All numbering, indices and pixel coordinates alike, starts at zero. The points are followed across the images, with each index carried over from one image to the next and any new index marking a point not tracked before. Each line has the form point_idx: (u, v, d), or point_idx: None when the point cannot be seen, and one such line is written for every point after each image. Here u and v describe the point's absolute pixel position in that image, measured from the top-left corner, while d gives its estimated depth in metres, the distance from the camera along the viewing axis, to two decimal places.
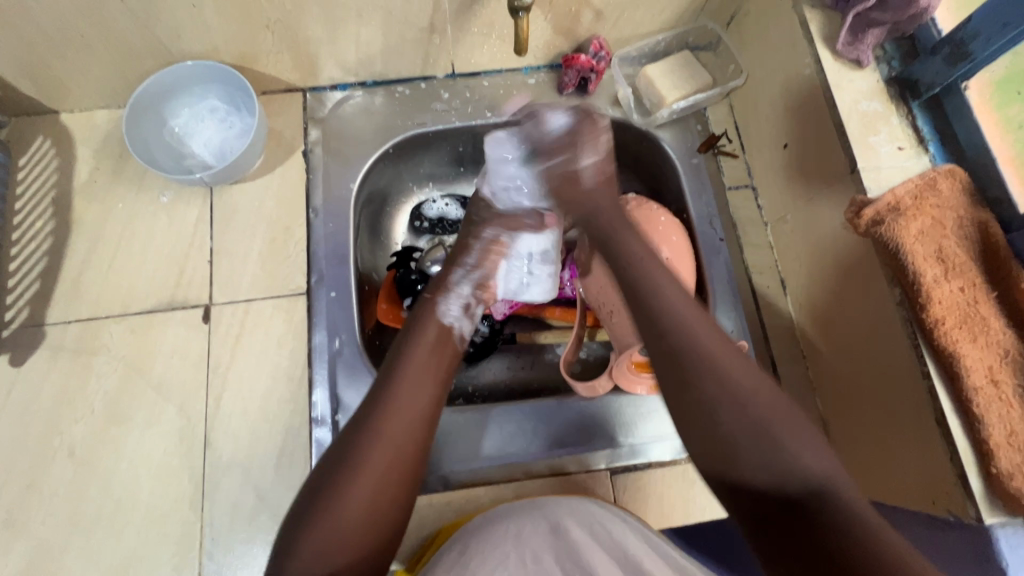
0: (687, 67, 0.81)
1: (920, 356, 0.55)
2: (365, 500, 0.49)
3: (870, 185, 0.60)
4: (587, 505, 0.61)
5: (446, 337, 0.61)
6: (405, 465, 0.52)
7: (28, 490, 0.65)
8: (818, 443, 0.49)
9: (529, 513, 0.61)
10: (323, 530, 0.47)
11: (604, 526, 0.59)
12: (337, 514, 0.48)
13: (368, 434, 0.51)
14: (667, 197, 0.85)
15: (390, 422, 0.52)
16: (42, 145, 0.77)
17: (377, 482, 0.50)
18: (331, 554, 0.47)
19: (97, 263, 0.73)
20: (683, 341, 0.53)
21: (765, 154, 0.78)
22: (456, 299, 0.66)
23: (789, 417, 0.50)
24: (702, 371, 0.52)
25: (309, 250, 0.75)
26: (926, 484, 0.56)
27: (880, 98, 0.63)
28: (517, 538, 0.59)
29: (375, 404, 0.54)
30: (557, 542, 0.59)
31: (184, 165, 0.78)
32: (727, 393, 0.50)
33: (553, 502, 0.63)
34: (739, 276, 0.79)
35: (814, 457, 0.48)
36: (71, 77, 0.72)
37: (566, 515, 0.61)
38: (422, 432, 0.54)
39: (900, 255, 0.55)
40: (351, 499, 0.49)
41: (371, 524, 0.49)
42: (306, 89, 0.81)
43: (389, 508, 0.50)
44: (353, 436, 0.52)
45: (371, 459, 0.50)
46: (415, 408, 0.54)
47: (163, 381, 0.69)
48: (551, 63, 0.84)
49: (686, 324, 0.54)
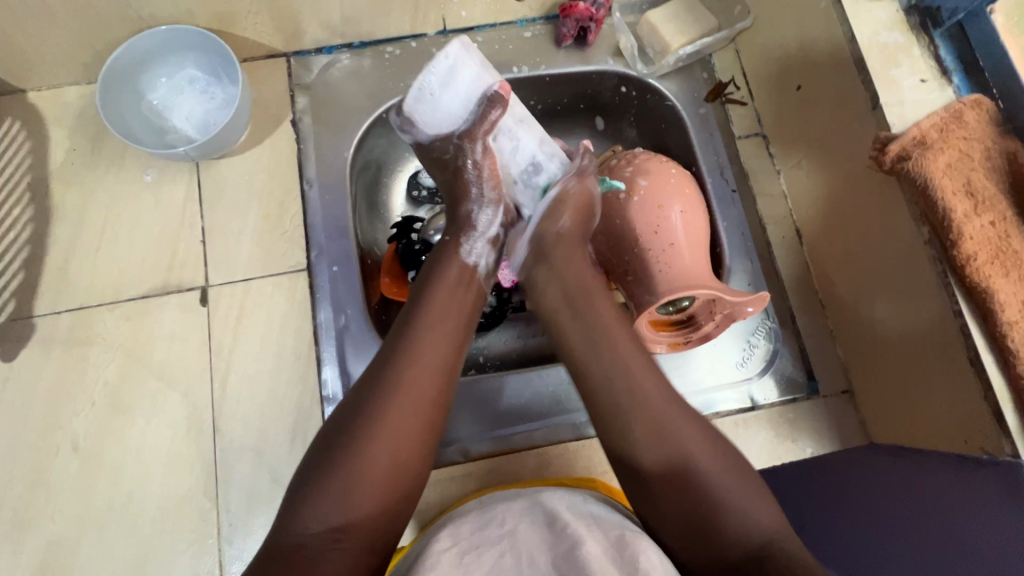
0: (691, 10, 0.77)
1: (951, 294, 0.54)
2: (384, 453, 0.48)
3: (893, 121, 0.57)
4: (588, 501, 0.53)
5: (468, 278, 0.60)
6: (425, 418, 0.50)
7: (33, 487, 0.63)
8: (764, 501, 0.49)
9: (525, 507, 0.52)
10: (340, 481, 0.46)
11: (601, 521, 0.50)
12: (356, 464, 0.47)
13: (385, 387, 0.50)
14: (674, 151, 0.81)
15: (410, 371, 0.51)
16: (11, 127, 0.72)
17: (397, 435, 0.49)
18: (347, 506, 0.46)
19: (83, 249, 0.70)
20: (631, 412, 0.54)
21: (776, 99, 0.75)
22: (481, 238, 0.63)
23: (737, 478, 0.50)
24: (630, 413, 0.54)
25: (306, 224, 0.71)
26: (959, 423, 0.55)
27: (900, 29, 0.60)
28: (510, 533, 0.48)
29: (391, 354, 0.52)
30: (552, 534, 0.47)
31: (166, 139, 0.73)
32: (655, 439, 0.52)
33: (551, 494, 0.54)
34: (754, 228, 0.76)
35: (763, 514, 0.48)
36: (34, 50, 0.67)
37: (564, 508, 0.51)
38: (439, 386, 0.52)
39: (927, 191, 0.53)
40: (372, 450, 0.47)
41: (391, 478, 0.48)
42: (289, 54, 0.76)
43: (408, 461, 0.49)
44: (370, 388, 0.50)
45: (388, 411, 0.49)
46: (432, 361, 0.52)
47: (164, 368, 0.66)
48: (547, 15, 0.79)
49: (623, 371, 0.56)
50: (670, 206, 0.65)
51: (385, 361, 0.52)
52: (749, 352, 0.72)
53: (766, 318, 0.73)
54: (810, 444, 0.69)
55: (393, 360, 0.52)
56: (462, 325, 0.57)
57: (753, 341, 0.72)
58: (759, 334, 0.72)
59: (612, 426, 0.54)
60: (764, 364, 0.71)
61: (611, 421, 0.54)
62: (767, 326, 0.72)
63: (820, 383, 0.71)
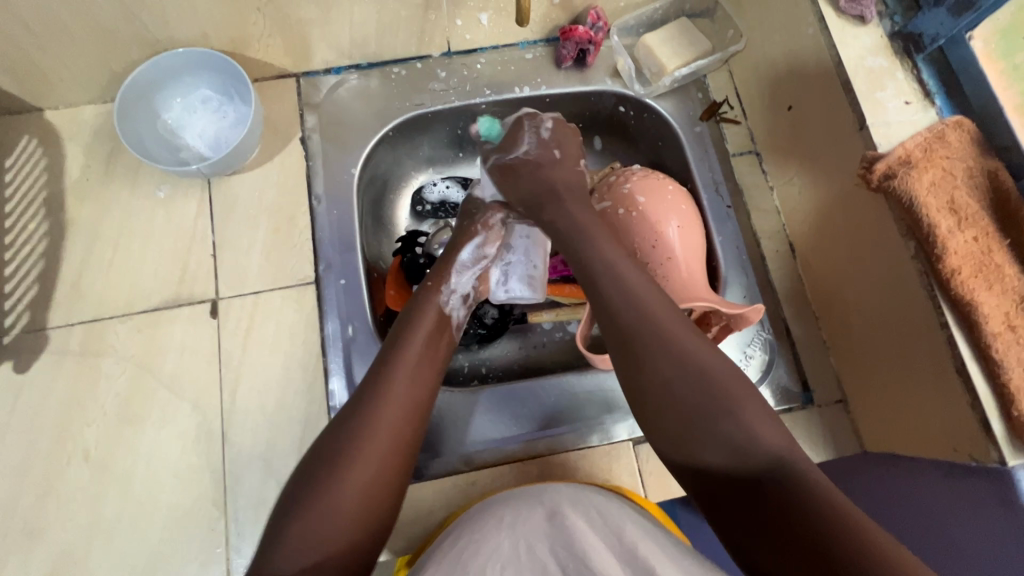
0: (686, 33, 0.80)
1: (938, 306, 0.56)
2: (355, 494, 0.49)
3: (880, 141, 0.60)
4: (584, 492, 0.57)
5: (443, 327, 0.63)
6: (401, 460, 0.52)
7: (45, 496, 0.64)
8: (776, 421, 0.49)
9: (525, 501, 0.56)
10: (311, 520, 0.46)
11: (602, 514, 0.53)
12: (328, 504, 0.47)
13: (352, 434, 0.52)
14: (671, 168, 0.84)
15: (384, 415, 0.53)
16: (28, 144, 0.74)
17: (368, 478, 0.50)
18: (318, 548, 0.46)
19: (96, 262, 0.71)
20: (667, 360, 0.52)
21: (768, 118, 0.78)
22: (455, 291, 0.67)
23: (743, 393, 0.51)
24: (662, 360, 0.52)
25: (314, 238, 0.74)
26: (945, 429, 0.57)
27: (885, 53, 0.63)
28: (508, 525, 0.53)
29: (362, 403, 0.54)
30: (553, 530, 0.52)
31: (180, 156, 0.76)
32: (678, 357, 0.52)
33: (548, 489, 0.57)
34: (748, 241, 0.78)
35: (773, 433, 0.48)
36: (54, 72, 0.70)
37: (564, 503, 0.55)
38: (409, 427, 0.54)
39: (913, 207, 0.56)
40: (342, 491, 0.48)
41: (364, 517, 0.48)
42: (298, 74, 0.79)
43: (378, 502, 0.50)
44: (339, 435, 0.52)
45: (364, 454, 0.50)
46: (399, 404, 0.54)
47: (174, 378, 0.68)
48: (548, 37, 0.82)
49: (667, 322, 0.54)
50: (667, 220, 0.68)
51: (355, 406, 0.54)
52: (745, 362, 0.73)
53: (761, 329, 0.74)
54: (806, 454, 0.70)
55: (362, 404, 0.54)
56: (434, 372, 0.59)
57: (748, 352, 0.73)
58: (755, 345, 0.73)
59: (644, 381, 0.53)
60: (760, 374, 0.72)
61: (646, 360, 0.53)
62: (763, 337, 0.74)
63: (815, 393, 0.72)
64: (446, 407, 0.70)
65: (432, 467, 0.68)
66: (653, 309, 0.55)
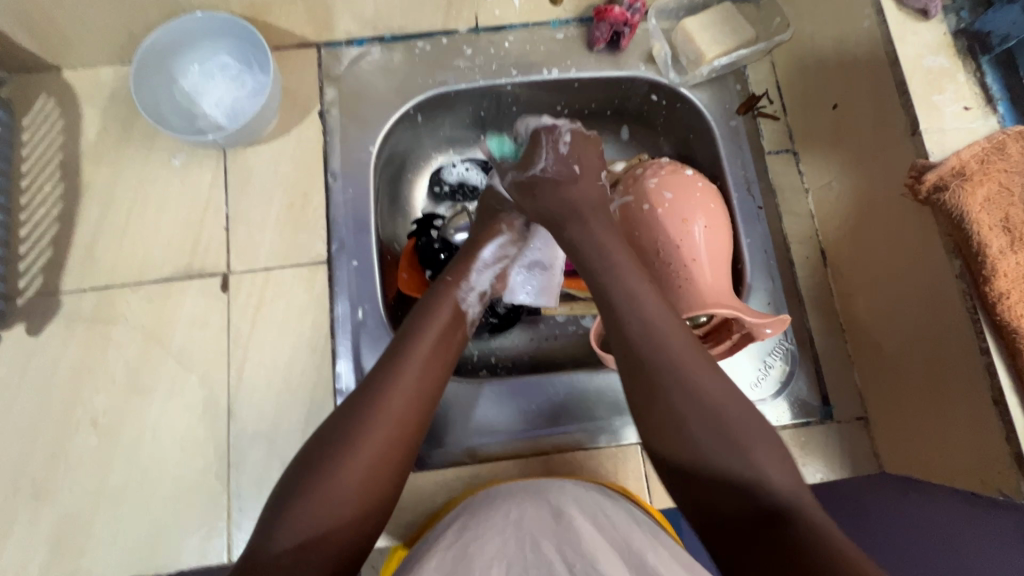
0: (729, 20, 0.75)
1: (978, 331, 0.52)
2: (361, 471, 0.48)
3: (933, 148, 0.56)
4: (591, 492, 0.56)
5: (459, 320, 0.61)
6: (403, 449, 0.51)
7: (53, 460, 0.64)
8: (781, 457, 0.47)
9: (531, 497, 0.55)
10: (315, 494, 0.46)
11: (608, 518, 0.52)
12: (330, 486, 0.46)
13: (370, 407, 0.51)
14: (701, 163, 0.80)
15: (394, 400, 0.52)
16: (46, 104, 0.73)
17: (377, 456, 0.49)
18: (320, 522, 0.45)
19: (110, 229, 0.71)
20: (676, 386, 0.50)
21: (810, 115, 0.73)
22: (472, 288, 0.65)
23: (751, 414, 0.50)
24: (674, 391, 0.50)
25: (328, 217, 0.72)
26: (975, 458, 0.54)
27: (946, 53, 0.58)
28: (514, 522, 0.52)
29: (378, 378, 0.53)
30: (559, 528, 0.50)
31: (196, 125, 0.74)
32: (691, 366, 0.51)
33: (554, 488, 0.56)
34: (777, 246, 0.75)
35: (775, 469, 0.46)
36: (72, 31, 0.68)
37: (570, 503, 0.53)
38: (422, 409, 0.53)
39: (963, 224, 0.52)
40: (347, 468, 0.48)
41: (361, 503, 0.47)
42: (320, 45, 0.76)
43: (379, 491, 0.49)
44: (356, 408, 0.51)
45: (369, 438, 0.49)
46: (417, 383, 0.54)
47: (183, 351, 0.68)
48: (581, 17, 0.78)
49: (677, 331, 0.54)
50: (692, 220, 0.65)
51: (371, 383, 0.53)
52: (764, 372, 0.70)
53: (783, 338, 0.71)
54: (820, 469, 0.68)
55: (379, 381, 0.53)
56: (449, 357, 0.58)
57: (769, 361, 0.70)
58: (776, 354, 0.70)
59: (650, 409, 0.51)
60: (779, 385, 0.70)
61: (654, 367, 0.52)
62: (785, 347, 0.71)
63: (834, 408, 0.69)
64: (452, 398, 0.69)
65: (435, 458, 0.67)
66: (667, 334, 0.53)
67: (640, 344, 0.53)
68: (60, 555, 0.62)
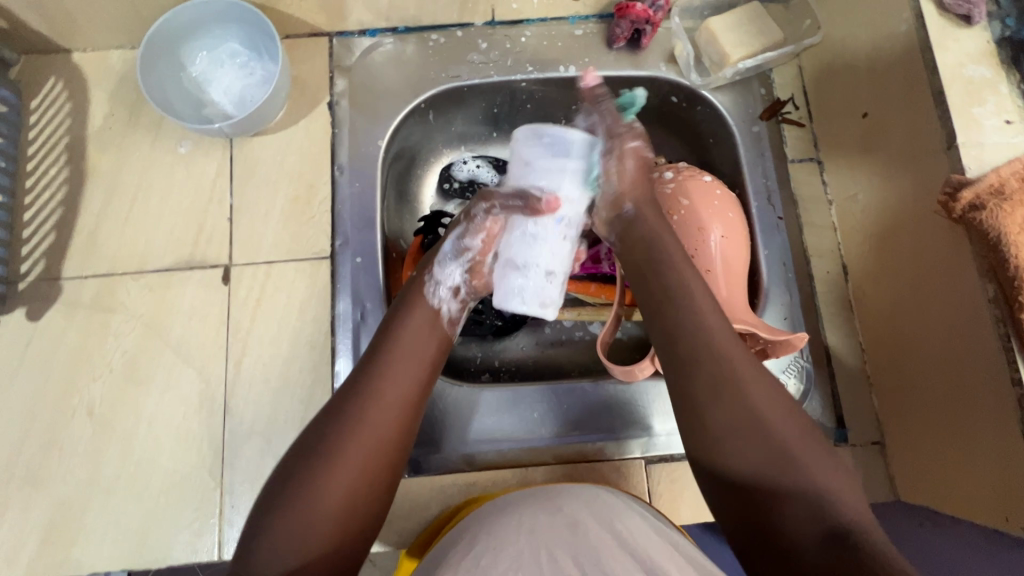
0: (757, 20, 0.72)
1: (1011, 361, 0.49)
2: (339, 492, 0.45)
3: (970, 164, 0.52)
4: (602, 496, 0.54)
5: (435, 321, 0.57)
6: (387, 458, 0.48)
7: (48, 447, 0.64)
8: (838, 469, 0.46)
9: (543, 503, 0.53)
10: (291, 517, 0.44)
11: (624, 527, 0.50)
12: (312, 504, 0.44)
13: (350, 420, 0.48)
14: (720, 168, 0.77)
15: (375, 410, 0.49)
16: (54, 86, 0.72)
17: (354, 476, 0.46)
18: (299, 548, 0.43)
19: (113, 215, 0.70)
20: (729, 398, 0.48)
21: (838, 123, 0.70)
22: (445, 286, 0.60)
23: (795, 426, 0.47)
24: (717, 400, 0.48)
25: (333, 211, 0.70)
26: (1002, 495, 0.51)
27: (989, 62, 0.55)
28: (528, 532, 0.49)
29: (354, 392, 0.50)
30: (575, 539, 0.48)
31: (203, 112, 0.72)
32: (726, 382, 0.48)
33: (568, 495, 0.54)
34: (797, 259, 0.71)
35: (834, 481, 0.44)
36: (82, 12, 0.67)
37: (585, 512, 0.51)
38: (402, 422, 0.50)
39: (999, 245, 0.49)
40: (323, 490, 0.45)
41: (346, 518, 0.45)
42: (332, 34, 0.75)
43: (364, 503, 0.47)
44: (331, 426, 0.48)
45: (349, 454, 0.47)
46: (395, 396, 0.50)
47: (181, 342, 0.67)
48: (601, 12, 0.75)
49: (712, 342, 0.50)
50: (709, 228, 0.62)
51: (348, 398, 0.50)
52: None
53: (799, 355, 0.68)
54: None
55: (356, 396, 0.50)
56: (430, 363, 0.54)
57: (783, 379, 0.67)
58: (791, 372, 0.68)
59: (691, 422, 0.49)
60: None
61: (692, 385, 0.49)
62: (800, 365, 0.68)
63: (849, 431, 0.67)
64: (452, 403, 0.67)
65: (433, 464, 0.66)
66: (720, 344, 0.50)
67: (688, 348, 0.50)
68: (50, 544, 0.62)
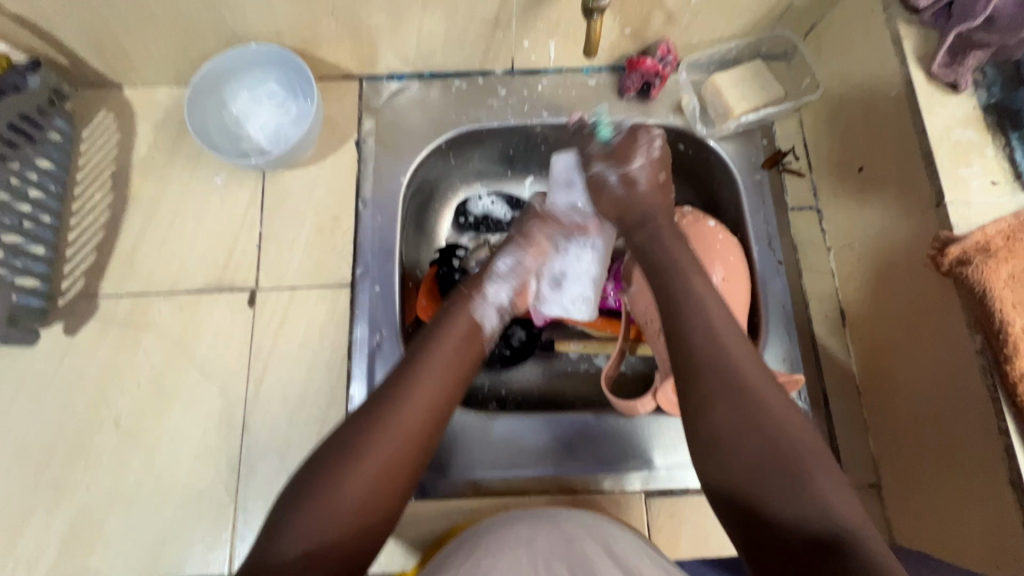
0: (759, 77, 0.77)
1: (998, 411, 0.51)
2: (366, 483, 0.48)
3: (957, 221, 0.56)
4: (598, 518, 0.58)
5: (474, 335, 0.61)
6: (413, 456, 0.50)
7: (75, 456, 0.67)
8: (848, 491, 0.45)
9: (543, 521, 0.56)
10: (318, 503, 0.46)
11: (616, 545, 0.54)
12: (337, 493, 0.47)
13: (383, 420, 0.51)
14: (723, 212, 0.81)
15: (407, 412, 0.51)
16: (105, 118, 0.78)
17: (384, 469, 0.49)
18: (322, 534, 0.45)
19: (151, 239, 0.75)
20: (756, 421, 0.48)
21: (835, 175, 0.74)
22: (490, 301, 0.65)
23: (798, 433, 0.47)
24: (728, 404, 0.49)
25: (355, 241, 0.74)
26: (990, 542, 0.53)
27: (975, 126, 0.59)
28: (526, 543, 0.54)
29: (387, 395, 0.53)
30: (569, 552, 0.53)
31: (240, 147, 0.78)
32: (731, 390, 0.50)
33: (565, 514, 0.58)
34: (796, 302, 0.74)
35: (843, 504, 0.44)
36: (137, 53, 0.73)
37: (580, 530, 0.56)
38: (428, 430, 0.52)
39: (985, 300, 0.51)
40: (353, 479, 0.47)
41: (367, 510, 0.47)
42: (363, 77, 0.80)
43: (386, 499, 0.49)
44: (366, 419, 0.51)
45: (379, 450, 0.49)
46: (430, 400, 0.53)
47: (206, 361, 0.70)
48: (614, 65, 0.80)
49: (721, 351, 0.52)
50: (711, 270, 0.66)
51: (379, 399, 0.52)
52: None
53: (797, 397, 0.70)
54: None
55: (389, 395, 0.53)
56: (460, 372, 0.57)
57: None
58: None
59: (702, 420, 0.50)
60: None
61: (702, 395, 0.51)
62: (798, 406, 0.70)
63: (846, 472, 0.68)
64: (459, 429, 0.69)
65: (438, 488, 0.68)
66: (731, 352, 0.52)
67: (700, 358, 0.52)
68: (70, 551, 0.64)
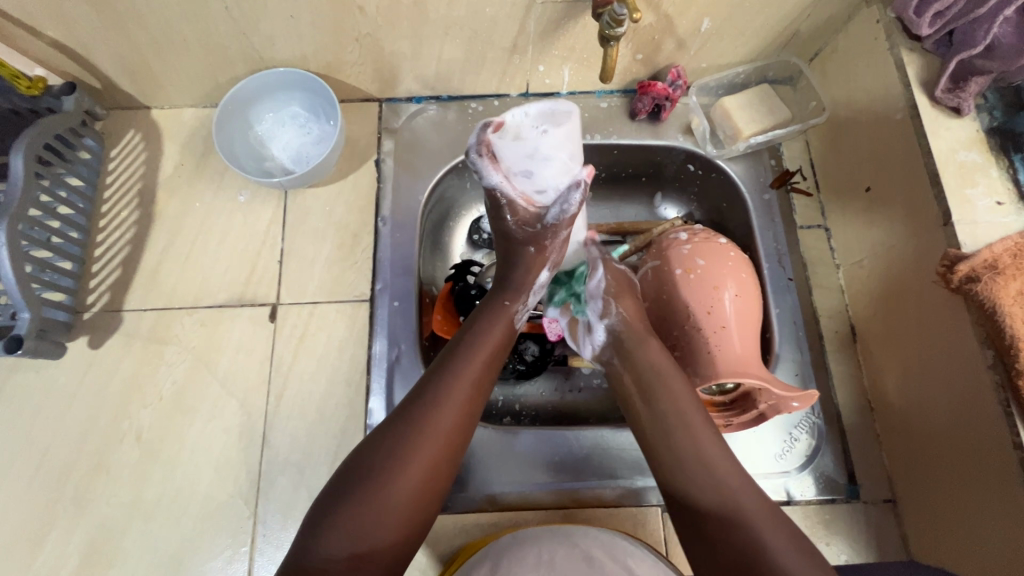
0: (767, 101, 0.79)
1: (1011, 423, 0.52)
2: (407, 490, 0.49)
3: (964, 239, 0.57)
4: (616, 539, 0.58)
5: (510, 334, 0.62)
6: (447, 460, 0.52)
7: (96, 470, 0.68)
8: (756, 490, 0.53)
9: (560, 544, 0.57)
10: (359, 511, 0.48)
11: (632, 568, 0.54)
12: (378, 502, 0.48)
13: (418, 427, 0.52)
14: (733, 230, 0.83)
15: (443, 417, 0.53)
16: (133, 138, 0.81)
17: (423, 473, 0.50)
18: (366, 538, 0.47)
19: (175, 255, 0.76)
20: (687, 451, 0.55)
21: (842, 195, 0.76)
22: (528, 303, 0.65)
23: (705, 439, 0.56)
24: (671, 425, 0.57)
25: (375, 258, 0.76)
26: (1009, 556, 0.54)
27: (979, 148, 0.61)
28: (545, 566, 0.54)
29: (422, 398, 0.54)
30: None
31: (264, 166, 0.81)
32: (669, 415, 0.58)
33: (583, 535, 0.58)
34: (807, 318, 0.76)
35: (754, 506, 0.52)
36: (166, 77, 0.76)
37: (598, 552, 0.56)
38: (464, 430, 0.54)
39: (996, 315, 0.53)
40: (394, 488, 0.49)
41: (408, 516, 0.49)
42: (382, 100, 0.83)
43: (426, 503, 0.51)
44: (402, 425, 0.52)
45: (417, 457, 0.50)
46: (462, 405, 0.54)
47: (227, 375, 0.71)
48: (625, 88, 0.83)
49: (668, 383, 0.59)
50: (724, 286, 0.66)
51: (416, 404, 0.53)
52: (789, 445, 0.69)
53: (810, 412, 0.71)
54: (845, 551, 0.66)
55: (423, 399, 0.54)
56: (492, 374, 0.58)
57: (794, 434, 0.70)
58: (802, 427, 0.70)
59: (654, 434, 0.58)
60: (804, 459, 0.69)
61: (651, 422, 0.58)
62: (811, 421, 0.70)
63: (861, 487, 0.69)
64: (476, 443, 0.70)
65: (457, 502, 0.68)
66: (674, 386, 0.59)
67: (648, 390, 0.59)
68: (89, 565, 0.65)
